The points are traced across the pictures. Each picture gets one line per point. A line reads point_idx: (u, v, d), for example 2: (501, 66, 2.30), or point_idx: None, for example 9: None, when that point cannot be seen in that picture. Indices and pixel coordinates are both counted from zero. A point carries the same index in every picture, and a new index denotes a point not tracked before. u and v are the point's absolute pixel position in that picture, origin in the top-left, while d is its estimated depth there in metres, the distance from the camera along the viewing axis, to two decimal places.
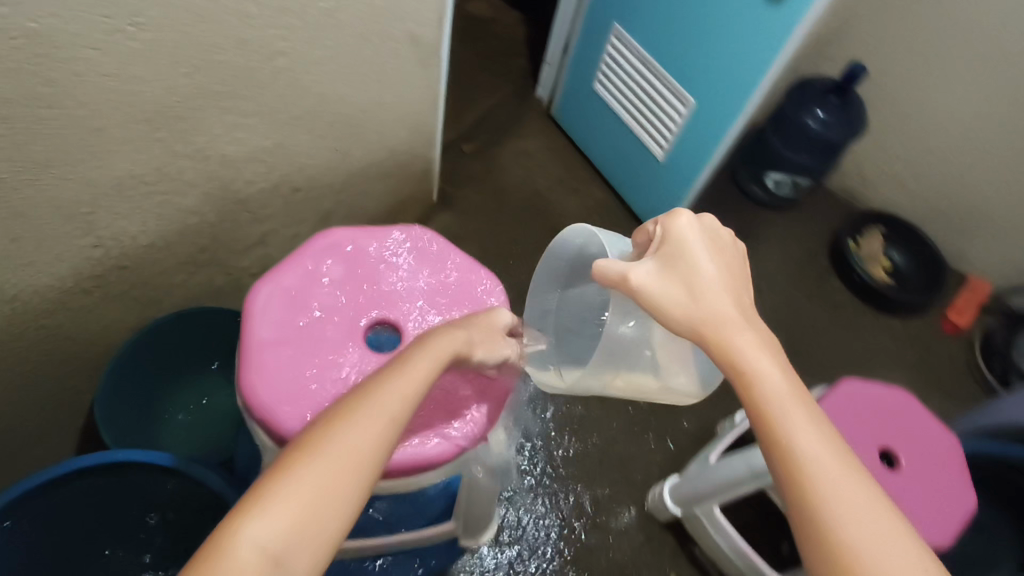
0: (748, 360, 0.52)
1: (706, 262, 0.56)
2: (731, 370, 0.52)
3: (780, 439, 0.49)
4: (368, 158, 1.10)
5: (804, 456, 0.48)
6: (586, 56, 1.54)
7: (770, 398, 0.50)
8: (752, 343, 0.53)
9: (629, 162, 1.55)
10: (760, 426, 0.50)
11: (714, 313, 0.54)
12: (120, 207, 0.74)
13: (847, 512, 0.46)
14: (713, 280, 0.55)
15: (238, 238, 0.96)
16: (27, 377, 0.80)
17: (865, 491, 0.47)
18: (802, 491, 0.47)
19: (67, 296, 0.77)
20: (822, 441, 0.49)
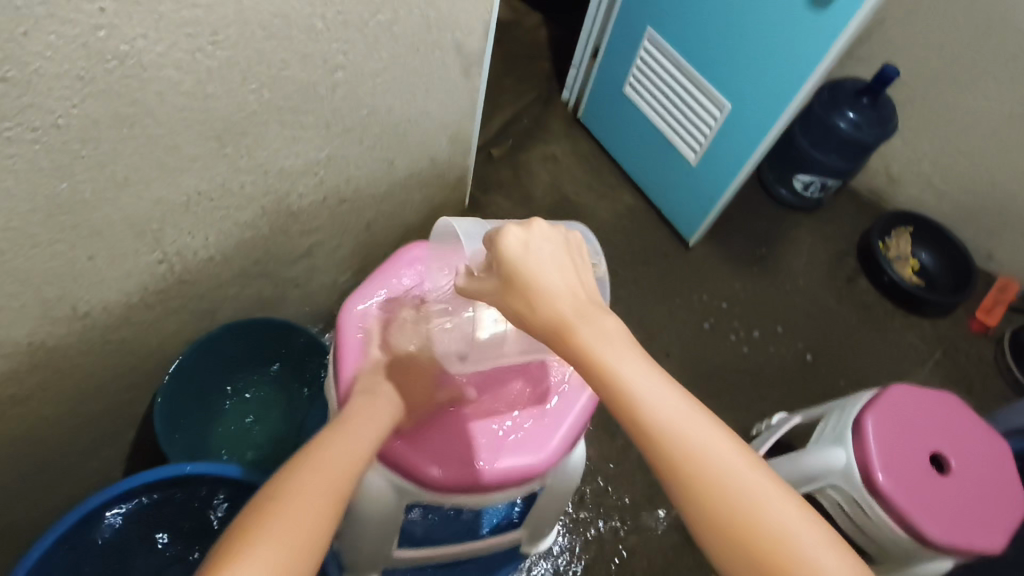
0: (602, 353, 0.52)
1: (543, 269, 0.56)
2: (587, 368, 0.53)
3: (646, 430, 0.49)
4: (411, 167, 1.11)
5: (674, 438, 0.49)
6: (616, 59, 1.54)
7: (628, 391, 0.50)
8: (605, 335, 0.53)
9: (660, 166, 1.55)
10: (625, 419, 0.51)
11: (560, 316, 0.54)
12: (186, 223, 0.74)
13: (722, 481, 0.48)
14: (554, 281, 0.56)
15: (288, 249, 0.96)
16: (90, 392, 0.81)
17: (727, 449, 0.49)
18: (679, 473, 0.48)
19: (131, 312, 0.77)
20: (685, 416, 0.50)
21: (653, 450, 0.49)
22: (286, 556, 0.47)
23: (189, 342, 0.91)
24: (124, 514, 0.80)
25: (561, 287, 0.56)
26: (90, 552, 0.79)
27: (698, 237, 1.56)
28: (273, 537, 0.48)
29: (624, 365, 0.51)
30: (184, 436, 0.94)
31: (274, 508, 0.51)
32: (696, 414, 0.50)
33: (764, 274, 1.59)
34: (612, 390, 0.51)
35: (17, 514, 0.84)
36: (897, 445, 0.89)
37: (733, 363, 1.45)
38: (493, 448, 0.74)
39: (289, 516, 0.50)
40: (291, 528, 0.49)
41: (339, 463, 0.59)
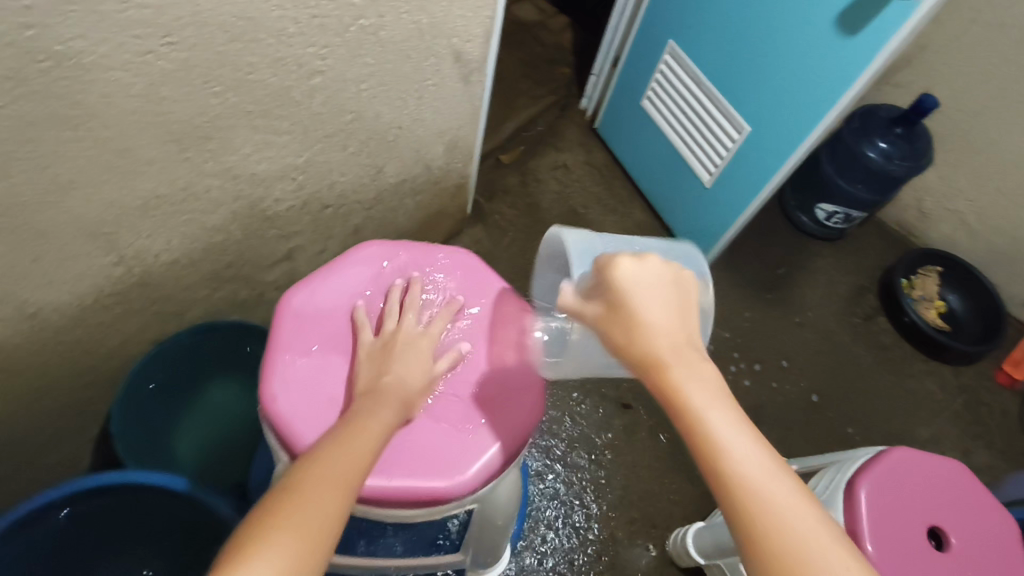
0: (695, 404, 0.47)
1: (647, 304, 0.51)
2: (674, 417, 0.48)
3: (736, 496, 0.45)
4: (403, 173, 1.07)
5: (765, 511, 0.44)
6: (636, 71, 1.48)
7: (720, 449, 0.46)
8: (700, 383, 0.48)
9: (673, 184, 1.48)
10: (712, 481, 0.46)
11: (655, 351, 0.50)
12: (145, 226, 0.72)
13: (815, 571, 0.42)
14: (659, 315, 0.51)
15: (264, 253, 0.93)
16: (44, 389, 0.79)
17: (823, 541, 0.43)
18: (765, 556, 0.43)
19: (86, 313, 0.75)
20: (781, 491, 0.45)
21: (741, 517, 0.44)
22: (304, 550, 0.44)
23: (153, 342, 0.90)
24: (67, 518, 0.79)
25: (665, 321, 0.51)
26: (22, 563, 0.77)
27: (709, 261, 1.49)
28: (298, 529, 0.44)
29: (720, 422, 0.47)
30: (149, 437, 0.92)
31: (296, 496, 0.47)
32: (794, 492, 0.45)
33: (776, 306, 1.51)
34: (699, 440, 0.47)
35: None
36: (893, 515, 0.82)
37: (733, 397, 1.38)
38: (417, 458, 0.62)
39: (309, 506, 0.46)
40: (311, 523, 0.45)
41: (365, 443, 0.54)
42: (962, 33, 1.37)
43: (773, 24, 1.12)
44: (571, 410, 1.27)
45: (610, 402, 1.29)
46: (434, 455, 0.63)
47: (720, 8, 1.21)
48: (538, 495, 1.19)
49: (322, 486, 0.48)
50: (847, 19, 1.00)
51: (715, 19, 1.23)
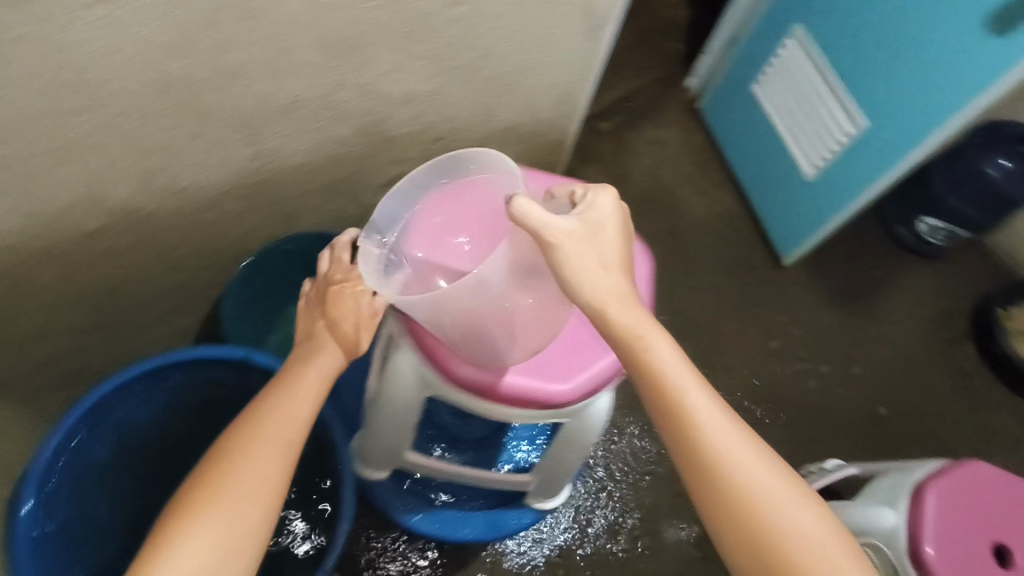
0: (638, 334, 0.57)
1: (605, 241, 0.59)
2: (622, 345, 0.58)
3: (673, 405, 0.55)
4: (511, 119, 1.09)
5: (696, 416, 0.55)
6: (751, 53, 1.43)
7: (658, 369, 0.56)
8: (640, 317, 0.58)
9: (772, 174, 1.45)
10: (653, 395, 0.57)
11: (598, 300, 0.58)
12: (285, 125, 0.77)
13: (733, 458, 0.54)
14: (608, 255, 0.59)
15: (375, 174, 0.98)
16: (171, 264, 0.87)
17: (739, 435, 0.55)
18: (694, 447, 0.54)
19: (219, 199, 0.82)
20: (707, 400, 0.56)
21: (690, 443, 0.55)
22: (245, 515, 0.53)
23: (270, 240, 0.97)
24: (182, 380, 0.87)
25: (606, 262, 0.59)
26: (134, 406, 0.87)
27: (796, 256, 1.46)
28: (232, 501, 0.53)
29: (657, 347, 0.57)
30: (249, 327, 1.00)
31: (233, 462, 0.55)
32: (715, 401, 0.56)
33: (857, 313, 1.47)
34: (641, 363, 0.57)
35: (93, 356, 0.93)
36: (957, 525, 0.81)
37: (796, 395, 1.37)
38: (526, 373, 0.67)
39: (243, 474, 0.54)
40: (249, 490, 0.53)
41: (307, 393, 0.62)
42: None
43: (914, 16, 1.07)
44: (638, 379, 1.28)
45: None
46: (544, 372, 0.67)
47: None
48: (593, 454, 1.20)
49: (260, 453, 0.56)
50: (1000, 21, 0.95)
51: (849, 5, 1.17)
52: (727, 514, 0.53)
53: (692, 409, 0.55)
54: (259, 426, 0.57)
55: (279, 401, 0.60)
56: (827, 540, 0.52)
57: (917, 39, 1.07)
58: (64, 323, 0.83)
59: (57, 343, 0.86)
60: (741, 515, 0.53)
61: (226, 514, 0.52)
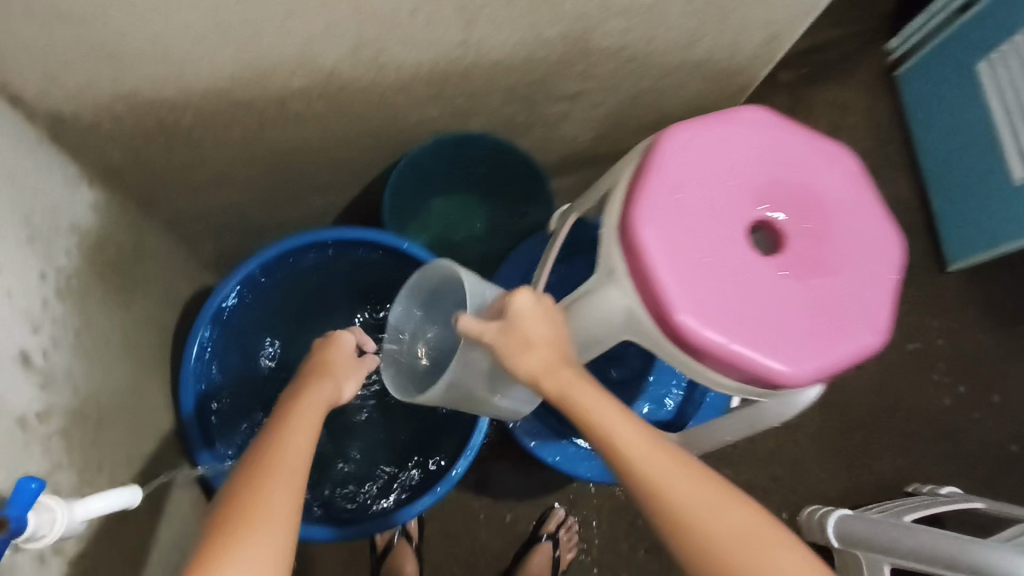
0: (585, 401, 0.53)
1: (538, 328, 0.56)
2: (571, 416, 0.54)
3: (633, 473, 0.51)
4: (710, 53, 0.99)
5: (659, 481, 0.50)
6: (986, 23, 1.22)
7: (613, 436, 0.52)
8: (583, 383, 0.54)
9: (970, 168, 1.29)
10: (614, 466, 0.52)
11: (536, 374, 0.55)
12: (502, 14, 0.71)
13: (712, 522, 0.49)
14: (542, 331, 0.56)
15: (559, 85, 0.92)
16: (347, 138, 0.85)
17: (716, 497, 0.50)
18: (667, 516, 0.49)
19: (411, 83, 0.78)
20: (673, 464, 0.51)
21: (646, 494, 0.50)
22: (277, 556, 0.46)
23: (452, 131, 0.94)
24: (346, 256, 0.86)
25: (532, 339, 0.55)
26: (294, 271, 0.86)
27: (965, 264, 1.32)
28: (259, 532, 0.46)
29: (607, 413, 0.53)
30: (401, 205, 1.00)
31: (239, 506, 0.48)
32: (682, 462, 0.52)
33: (1015, 339, 1.33)
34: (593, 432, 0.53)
35: (256, 215, 0.94)
36: None
37: (923, 410, 1.28)
38: (762, 331, 0.49)
39: (261, 512, 0.47)
40: (271, 527, 0.47)
41: (304, 426, 0.57)
42: None
43: None
44: None
45: None
46: (788, 339, 0.49)
47: None
48: None
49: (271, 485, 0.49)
50: None
51: None
52: None
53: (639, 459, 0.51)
54: (263, 469, 0.51)
55: (277, 434, 0.55)
56: None
57: None
58: (238, 176, 0.83)
59: (230, 195, 0.87)
60: None
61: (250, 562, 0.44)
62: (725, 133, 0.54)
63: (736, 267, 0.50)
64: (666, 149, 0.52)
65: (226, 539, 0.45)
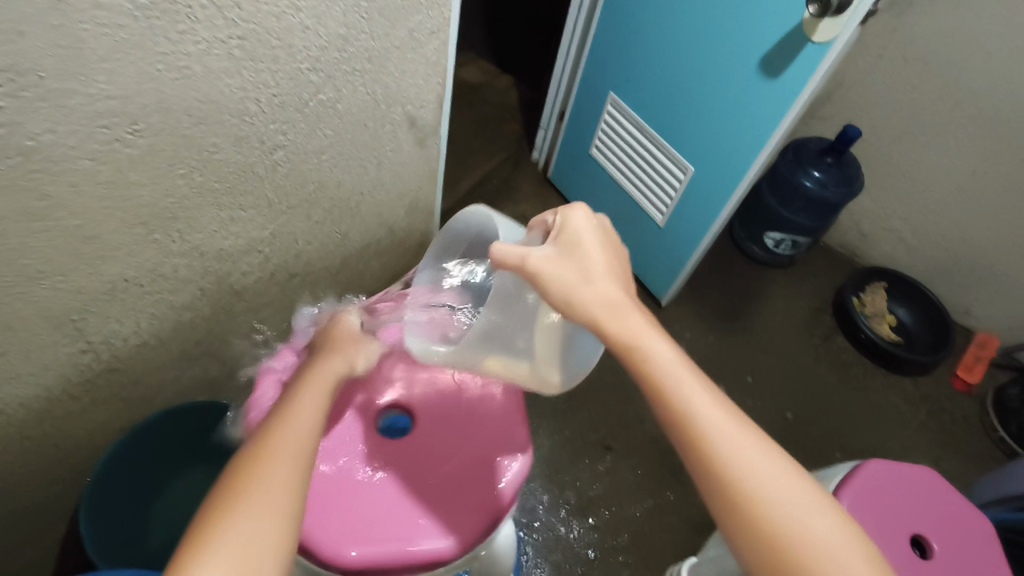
0: (648, 344, 0.51)
1: (591, 255, 0.55)
2: (626, 354, 0.51)
3: (678, 408, 0.48)
4: (367, 238, 1.08)
5: (702, 422, 0.47)
6: (584, 121, 1.54)
7: (661, 373, 0.49)
8: (657, 341, 0.51)
9: (629, 228, 1.54)
10: (659, 404, 0.49)
11: (636, 331, 0.51)
12: (111, 310, 0.71)
13: (744, 463, 0.46)
14: (565, 269, 0.54)
15: (235, 328, 0.93)
16: (4, 491, 0.76)
17: (751, 441, 0.47)
18: (709, 461, 0.46)
19: (50, 406, 0.73)
20: (721, 413, 0.48)
21: (691, 447, 0.47)
22: (283, 517, 0.44)
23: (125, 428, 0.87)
24: None
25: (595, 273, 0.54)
26: None
27: (671, 296, 1.54)
28: (265, 493, 0.44)
29: (655, 346, 0.51)
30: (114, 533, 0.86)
31: (242, 482, 0.45)
32: (734, 415, 0.48)
33: (739, 332, 1.56)
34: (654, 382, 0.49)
35: None
36: (874, 529, 0.85)
37: None
38: (424, 518, 0.65)
39: (267, 483, 0.45)
40: (268, 496, 0.44)
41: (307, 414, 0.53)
42: (872, 68, 1.47)
43: (705, 60, 1.17)
44: (560, 458, 1.31)
45: (592, 446, 1.33)
46: (445, 513, 0.66)
47: (654, 44, 1.26)
48: (534, 563, 1.19)
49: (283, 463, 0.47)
50: (770, 63, 1.05)
51: (650, 57, 1.28)
52: (744, 527, 0.45)
53: (724, 446, 0.46)
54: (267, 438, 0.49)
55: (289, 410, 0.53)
56: (846, 528, 0.44)
57: (710, 77, 1.17)
58: None
59: None
60: (759, 518, 0.44)
61: (260, 514, 0.43)
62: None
63: (381, 492, 0.67)
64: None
65: (247, 481, 0.45)
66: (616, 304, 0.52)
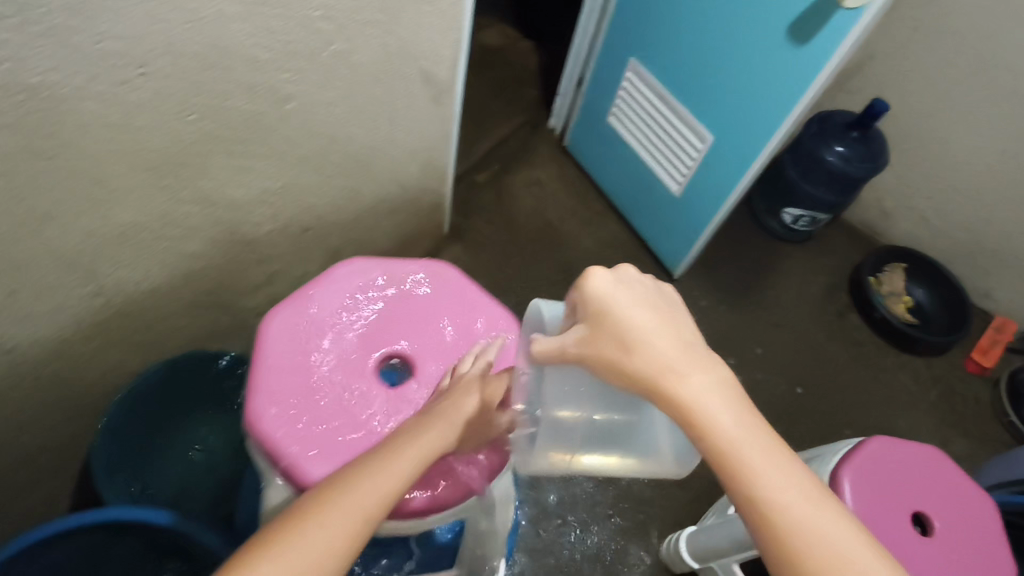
0: (716, 417, 0.47)
1: (641, 322, 0.50)
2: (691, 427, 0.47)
3: (747, 491, 0.46)
4: (379, 195, 1.07)
5: (772, 506, 0.45)
6: (603, 86, 1.51)
7: (730, 451, 0.46)
8: (726, 414, 0.47)
9: (644, 197, 1.52)
10: (727, 482, 0.47)
11: (693, 395, 0.47)
12: (122, 255, 0.72)
13: (814, 550, 0.44)
14: (620, 338, 0.50)
15: (246, 279, 0.94)
16: (18, 427, 0.78)
17: (823, 518, 0.45)
18: (782, 548, 0.45)
19: (62, 347, 0.75)
20: (793, 490, 0.46)
21: (764, 530, 0.45)
22: None
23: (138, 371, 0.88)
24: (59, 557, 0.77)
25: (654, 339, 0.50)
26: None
27: (683, 267, 1.52)
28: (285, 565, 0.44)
29: (723, 417, 0.47)
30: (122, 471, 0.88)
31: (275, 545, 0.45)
32: (807, 492, 0.46)
33: (751, 307, 1.54)
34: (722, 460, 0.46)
35: None
36: (876, 503, 0.85)
37: None
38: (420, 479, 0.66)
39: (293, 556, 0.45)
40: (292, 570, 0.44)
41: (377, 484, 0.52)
42: (906, 39, 1.41)
43: (730, 25, 1.13)
44: None
45: None
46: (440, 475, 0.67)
47: (677, 8, 1.22)
48: (534, 522, 1.20)
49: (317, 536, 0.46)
50: (798, 30, 1.02)
51: (673, 22, 1.24)
52: None
53: (792, 530, 0.45)
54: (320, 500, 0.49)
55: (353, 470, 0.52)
56: None
57: (734, 43, 1.13)
58: None
59: None
60: None
61: None
62: (312, 361, 0.70)
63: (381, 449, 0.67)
64: (268, 410, 0.66)
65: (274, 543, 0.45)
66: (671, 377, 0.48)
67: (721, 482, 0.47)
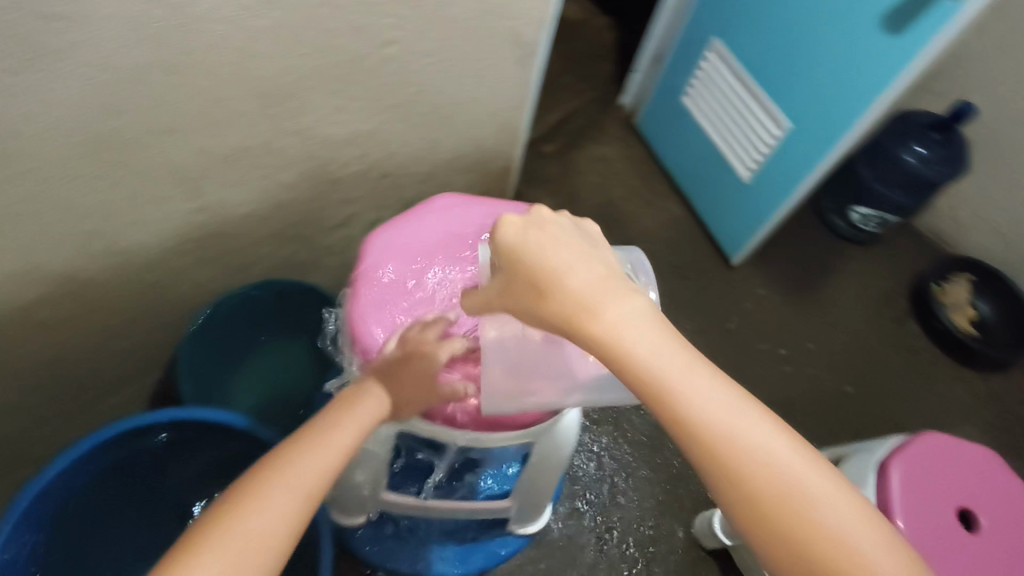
0: (641, 352, 0.46)
1: (557, 263, 0.48)
2: (620, 368, 0.47)
3: (683, 419, 0.45)
4: (455, 151, 1.10)
5: (710, 428, 0.45)
6: (681, 67, 1.50)
7: (663, 385, 0.46)
8: (651, 345, 0.46)
9: (711, 181, 1.51)
10: (664, 416, 0.46)
11: (610, 329, 0.46)
12: (225, 176, 0.77)
13: (753, 458, 0.45)
14: (534, 284, 0.49)
15: (326, 217, 0.99)
16: (116, 327, 0.85)
17: (757, 428, 0.45)
18: (721, 469, 0.45)
19: (162, 257, 0.81)
20: (724, 401, 0.46)
21: (704, 456, 0.45)
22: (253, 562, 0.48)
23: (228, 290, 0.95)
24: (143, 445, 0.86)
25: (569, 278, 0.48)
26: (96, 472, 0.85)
27: (743, 256, 1.51)
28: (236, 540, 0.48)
29: (647, 348, 0.46)
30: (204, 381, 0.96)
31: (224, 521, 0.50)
32: (739, 404, 0.46)
33: (807, 302, 1.53)
34: (656, 394, 0.46)
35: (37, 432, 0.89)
36: (923, 498, 0.85)
37: (761, 386, 1.41)
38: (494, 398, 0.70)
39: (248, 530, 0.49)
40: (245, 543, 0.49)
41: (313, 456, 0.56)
42: (1006, 42, 1.36)
43: (821, 11, 1.11)
44: None
45: None
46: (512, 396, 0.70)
47: None
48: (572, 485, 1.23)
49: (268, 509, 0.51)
50: (894, 18, 1.00)
51: (762, 4, 1.23)
52: (762, 529, 0.45)
53: (733, 448, 0.45)
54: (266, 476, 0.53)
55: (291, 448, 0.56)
56: (853, 499, 0.45)
57: (824, 29, 1.11)
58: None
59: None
60: (779, 515, 0.44)
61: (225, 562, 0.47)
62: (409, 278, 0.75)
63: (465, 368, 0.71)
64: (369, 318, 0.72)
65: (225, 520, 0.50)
66: (587, 316, 0.47)
67: (650, 410, 0.47)
